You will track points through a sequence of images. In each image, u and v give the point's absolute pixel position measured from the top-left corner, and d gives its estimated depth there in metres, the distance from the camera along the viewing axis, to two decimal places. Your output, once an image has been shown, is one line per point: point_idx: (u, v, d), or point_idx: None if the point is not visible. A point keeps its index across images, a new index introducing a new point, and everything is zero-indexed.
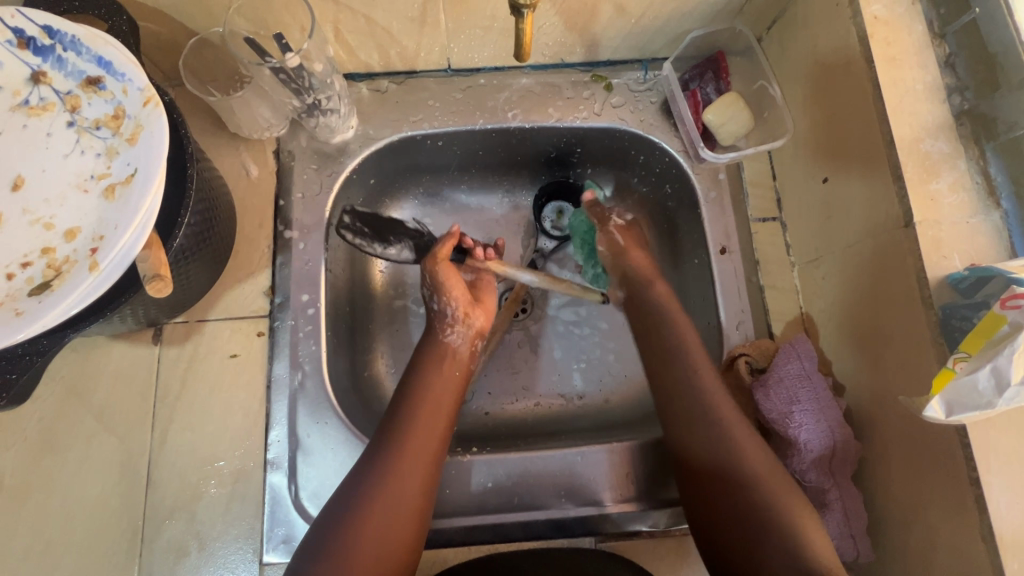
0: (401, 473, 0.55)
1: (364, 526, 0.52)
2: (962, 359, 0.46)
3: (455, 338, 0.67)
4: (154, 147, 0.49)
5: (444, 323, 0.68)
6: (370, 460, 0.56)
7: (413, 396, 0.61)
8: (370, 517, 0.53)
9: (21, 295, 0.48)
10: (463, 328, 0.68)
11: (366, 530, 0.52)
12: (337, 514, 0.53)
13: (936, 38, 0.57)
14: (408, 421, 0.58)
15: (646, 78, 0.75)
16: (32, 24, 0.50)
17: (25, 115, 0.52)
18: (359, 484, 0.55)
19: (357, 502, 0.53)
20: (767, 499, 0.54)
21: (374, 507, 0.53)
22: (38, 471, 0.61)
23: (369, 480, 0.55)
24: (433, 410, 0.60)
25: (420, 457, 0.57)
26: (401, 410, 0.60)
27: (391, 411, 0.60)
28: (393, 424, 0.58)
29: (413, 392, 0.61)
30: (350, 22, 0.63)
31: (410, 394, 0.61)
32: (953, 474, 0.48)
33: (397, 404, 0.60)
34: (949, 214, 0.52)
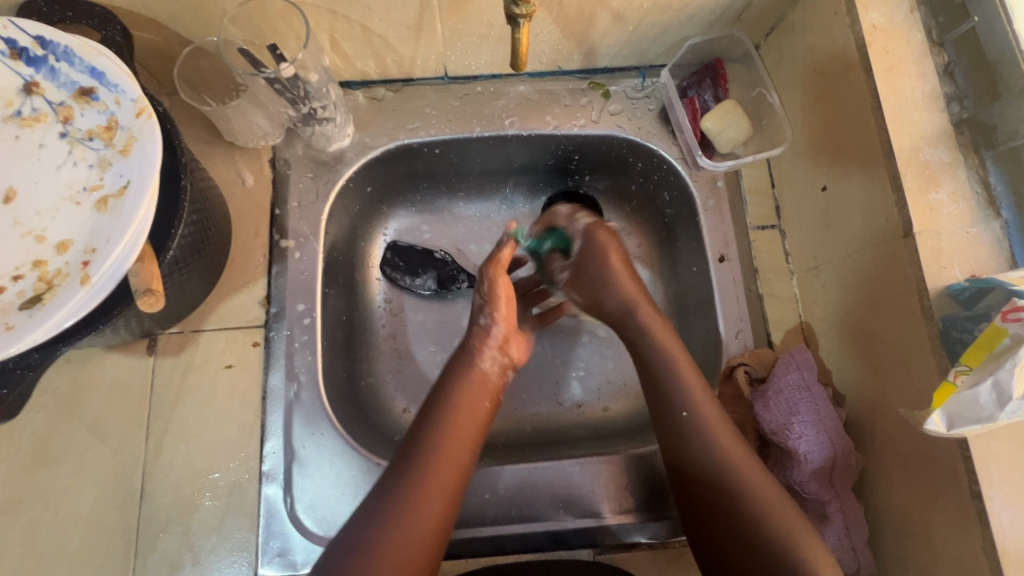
0: (422, 507, 0.50)
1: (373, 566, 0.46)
2: (963, 372, 0.46)
3: (489, 364, 0.61)
4: (147, 159, 0.49)
5: (484, 345, 0.62)
6: (386, 490, 0.51)
7: (438, 423, 0.55)
8: (382, 555, 0.47)
9: (12, 309, 0.47)
10: (500, 353, 0.62)
11: (373, 574, 0.46)
12: (344, 551, 0.47)
13: (935, 46, 0.57)
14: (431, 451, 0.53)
15: (644, 86, 0.75)
16: (24, 35, 0.49)
17: (17, 126, 0.52)
18: (373, 520, 0.49)
19: (369, 540, 0.48)
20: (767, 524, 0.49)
21: (386, 547, 0.47)
22: (31, 483, 0.61)
23: (384, 515, 0.49)
24: (460, 438, 0.55)
25: (442, 493, 0.51)
26: (423, 436, 0.54)
27: (413, 437, 0.55)
28: (414, 453, 0.53)
29: (440, 406, 0.56)
30: (345, 31, 0.62)
31: (434, 421, 0.55)
32: (955, 487, 0.48)
33: (419, 429, 0.55)
34: (949, 224, 0.51)
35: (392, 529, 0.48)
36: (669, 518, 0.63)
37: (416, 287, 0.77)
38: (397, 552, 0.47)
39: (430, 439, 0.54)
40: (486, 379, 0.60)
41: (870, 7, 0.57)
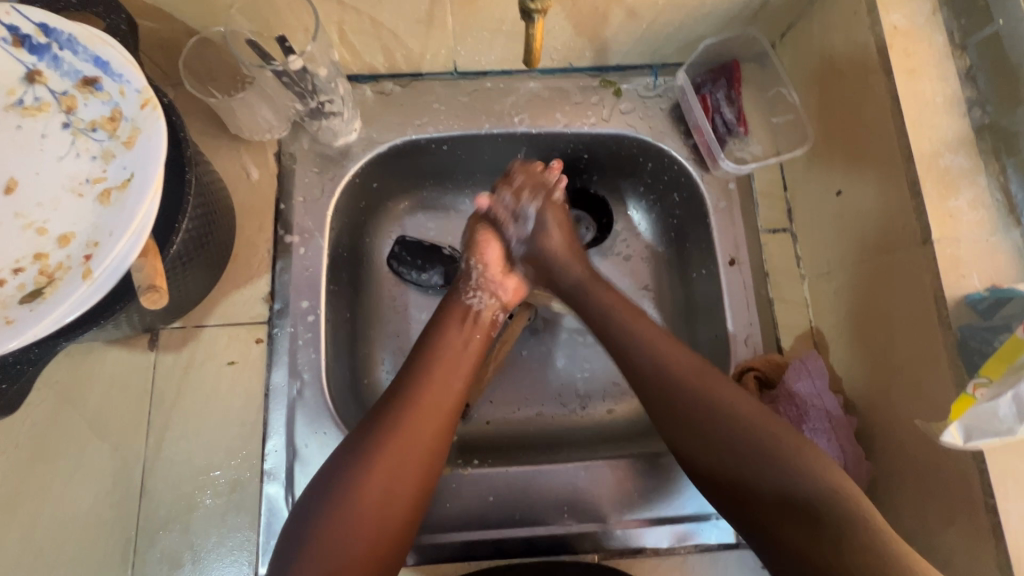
0: (420, 419, 0.53)
1: (367, 475, 0.50)
2: (983, 385, 0.44)
3: (478, 302, 0.65)
4: (152, 151, 0.48)
5: (470, 285, 0.66)
6: (376, 415, 0.53)
7: (428, 352, 0.58)
8: (374, 469, 0.50)
9: (12, 302, 0.46)
10: (485, 295, 0.66)
11: (365, 486, 0.49)
12: (336, 469, 0.51)
13: (957, 50, 0.56)
14: (421, 377, 0.56)
15: (656, 85, 0.74)
16: (27, 22, 0.48)
17: (20, 115, 0.51)
18: (370, 435, 0.52)
19: (363, 455, 0.50)
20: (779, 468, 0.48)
21: (379, 462, 0.50)
22: (31, 477, 0.60)
23: (373, 435, 0.52)
24: (450, 366, 0.58)
25: (431, 414, 0.54)
26: (415, 366, 0.57)
27: (405, 367, 0.58)
28: (404, 382, 0.56)
29: (433, 340, 0.60)
30: (354, 23, 0.61)
31: (426, 351, 0.59)
32: (969, 500, 0.47)
33: (410, 359, 0.58)
34: (969, 231, 0.50)
35: (384, 445, 0.51)
36: (675, 523, 0.62)
37: (422, 283, 0.76)
38: (389, 468, 0.50)
39: (421, 367, 0.57)
40: (474, 315, 0.64)
41: (891, 8, 0.56)
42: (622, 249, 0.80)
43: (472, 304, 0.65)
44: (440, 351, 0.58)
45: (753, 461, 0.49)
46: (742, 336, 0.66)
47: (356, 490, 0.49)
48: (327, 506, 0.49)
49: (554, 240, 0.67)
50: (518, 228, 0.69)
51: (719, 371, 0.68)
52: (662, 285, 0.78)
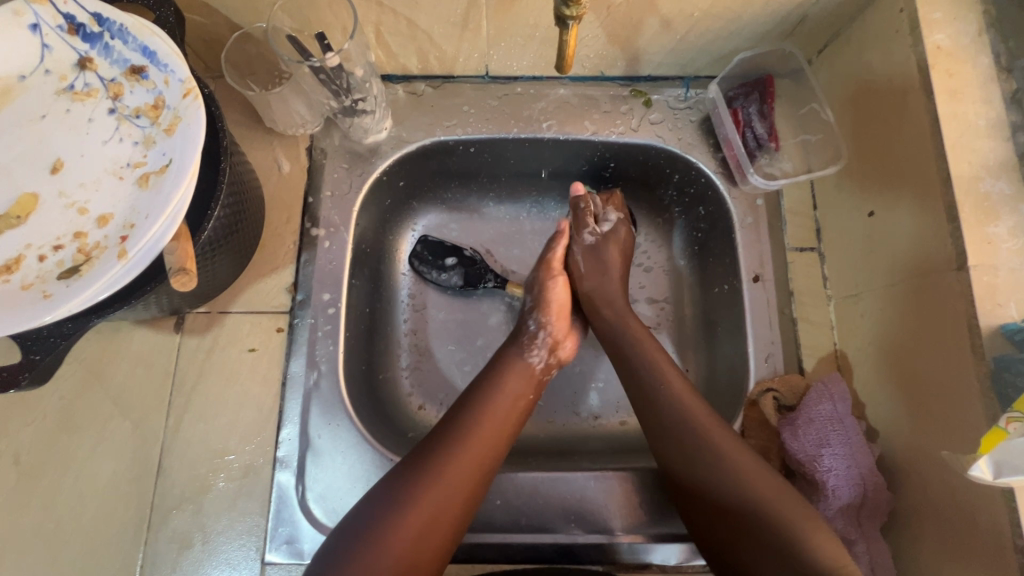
0: (467, 465, 0.54)
1: (403, 529, 0.49)
2: (1016, 420, 0.42)
3: (537, 359, 0.64)
4: (190, 138, 0.49)
5: (533, 343, 0.65)
6: (417, 460, 0.54)
7: (481, 399, 0.59)
8: (408, 521, 0.50)
9: (51, 278, 0.48)
10: (547, 354, 0.65)
11: (400, 530, 0.49)
12: (373, 514, 0.50)
13: (1003, 72, 0.54)
14: (467, 434, 0.56)
15: (687, 97, 0.73)
16: (83, 12, 0.51)
17: (69, 100, 0.53)
18: (418, 471, 0.53)
19: (400, 503, 0.51)
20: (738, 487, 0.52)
21: (419, 507, 0.51)
22: (54, 448, 0.62)
23: (414, 484, 0.52)
24: (495, 425, 0.58)
25: (471, 469, 0.54)
26: (462, 418, 0.57)
27: (449, 417, 0.58)
28: (448, 433, 0.56)
29: (487, 392, 0.60)
30: (391, 23, 0.62)
31: (471, 405, 0.59)
32: (995, 539, 0.45)
33: (459, 410, 0.58)
34: (1008, 259, 0.49)
35: (422, 497, 0.51)
36: (684, 540, 0.61)
37: (442, 282, 0.77)
38: (434, 505, 0.51)
39: (466, 422, 0.57)
40: (530, 373, 0.63)
41: (935, 27, 0.55)
42: (642, 261, 0.79)
43: (533, 362, 0.64)
44: (486, 406, 0.59)
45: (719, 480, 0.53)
46: (762, 355, 0.65)
47: (400, 517, 0.50)
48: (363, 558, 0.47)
49: (616, 253, 0.71)
50: (597, 226, 0.72)
51: (736, 389, 0.66)
52: (682, 299, 0.77)
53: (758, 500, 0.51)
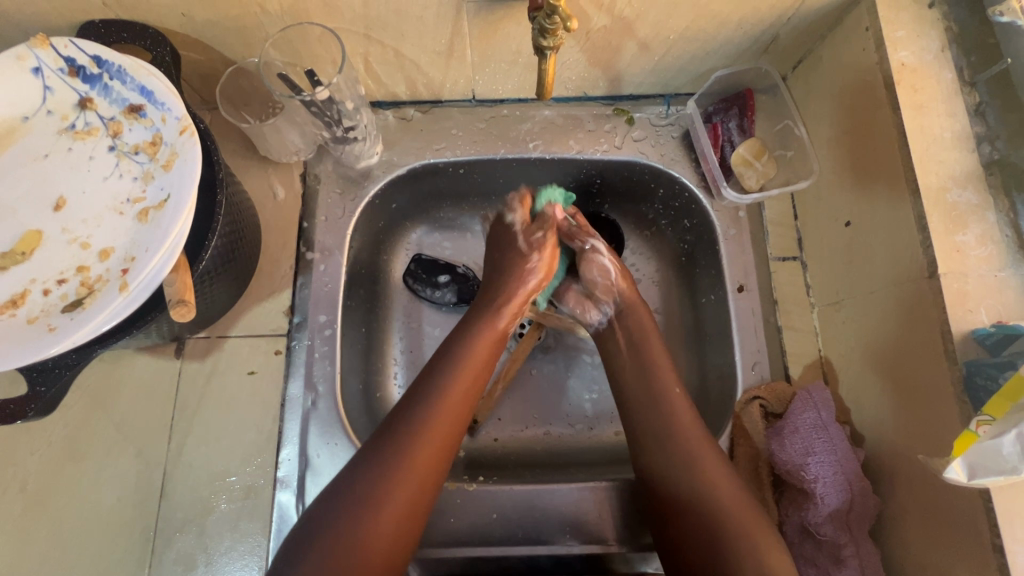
0: (426, 450, 0.54)
1: (380, 509, 0.51)
2: (986, 423, 0.44)
3: (503, 320, 0.66)
4: (187, 174, 0.51)
5: (511, 301, 0.67)
6: (375, 451, 0.54)
7: (431, 382, 0.59)
8: (370, 520, 0.50)
9: (55, 311, 0.50)
10: (513, 311, 0.67)
11: (367, 531, 0.50)
12: (334, 515, 0.50)
13: (966, 86, 0.56)
14: (420, 409, 0.56)
15: (668, 113, 0.76)
16: (83, 55, 0.53)
17: (71, 139, 0.56)
18: (376, 465, 0.53)
19: (360, 501, 0.51)
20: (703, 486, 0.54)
21: (381, 501, 0.51)
22: (60, 475, 0.64)
23: (370, 479, 0.52)
24: (452, 404, 0.58)
25: (432, 449, 0.55)
26: (415, 405, 0.57)
27: (402, 404, 0.58)
28: (400, 419, 0.56)
29: (442, 375, 0.60)
30: (379, 54, 0.65)
31: (424, 389, 0.58)
32: (975, 539, 0.46)
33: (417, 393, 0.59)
34: (976, 265, 0.51)
35: (385, 489, 0.51)
36: None
37: (436, 299, 0.78)
38: (397, 494, 0.52)
39: (420, 404, 0.57)
40: (485, 341, 0.64)
41: (900, 45, 0.57)
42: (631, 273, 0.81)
43: (499, 323, 0.66)
44: (442, 380, 0.59)
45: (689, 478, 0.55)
46: (749, 363, 0.66)
47: (361, 519, 0.50)
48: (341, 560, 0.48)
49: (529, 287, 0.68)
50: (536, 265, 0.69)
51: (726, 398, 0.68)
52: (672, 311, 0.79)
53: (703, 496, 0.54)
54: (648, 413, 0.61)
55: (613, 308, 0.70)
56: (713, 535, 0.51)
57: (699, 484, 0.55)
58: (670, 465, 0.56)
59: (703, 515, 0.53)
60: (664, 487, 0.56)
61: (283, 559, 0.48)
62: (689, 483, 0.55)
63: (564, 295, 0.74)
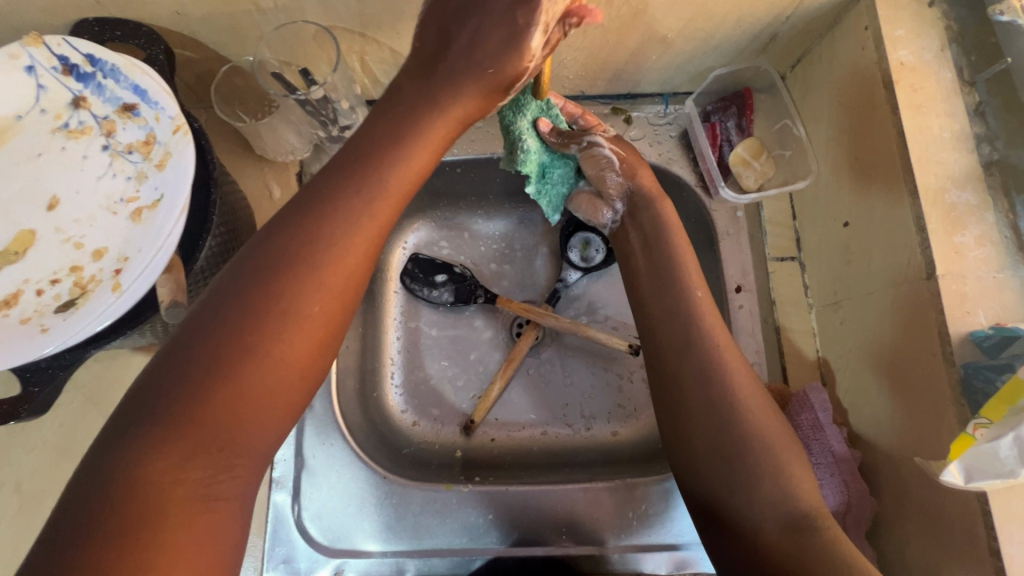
0: (295, 320, 0.40)
1: (273, 353, 0.39)
2: (983, 425, 0.44)
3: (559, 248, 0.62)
4: (181, 173, 0.51)
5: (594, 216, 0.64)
6: (218, 316, 0.39)
7: (309, 223, 0.42)
8: (223, 381, 0.38)
9: (48, 311, 0.50)
10: None
11: (232, 376, 0.38)
12: (181, 364, 0.38)
13: (965, 86, 0.56)
14: (357, 181, 0.44)
15: (666, 112, 0.75)
16: (76, 53, 0.53)
17: (64, 138, 0.55)
18: (231, 321, 0.39)
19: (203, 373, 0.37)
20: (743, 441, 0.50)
21: (236, 369, 0.38)
22: (55, 475, 0.63)
23: (217, 347, 0.38)
24: (337, 272, 0.42)
25: (306, 326, 0.40)
26: (276, 268, 0.40)
27: (254, 264, 0.41)
28: (256, 281, 0.40)
29: (322, 220, 0.43)
30: (375, 53, 0.64)
31: (292, 243, 0.41)
32: (971, 542, 0.46)
33: (311, 189, 0.44)
34: (974, 267, 0.50)
35: (238, 356, 0.38)
36: (674, 549, 0.62)
37: (433, 299, 0.78)
38: (257, 371, 0.38)
39: (284, 261, 0.41)
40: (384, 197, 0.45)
41: (899, 44, 0.57)
42: None
43: None
44: (327, 209, 0.43)
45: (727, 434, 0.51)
46: None
47: (217, 377, 0.37)
48: (202, 424, 0.37)
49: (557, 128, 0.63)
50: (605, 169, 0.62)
51: None
52: None
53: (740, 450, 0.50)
54: (678, 334, 0.55)
55: (625, 201, 0.62)
56: (737, 460, 0.49)
57: (737, 443, 0.50)
58: (698, 417, 0.52)
59: (734, 440, 0.50)
60: (690, 411, 0.52)
61: (128, 407, 0.37)
62: (731, 443, 0.51)
63: (576, 199, 0.65)
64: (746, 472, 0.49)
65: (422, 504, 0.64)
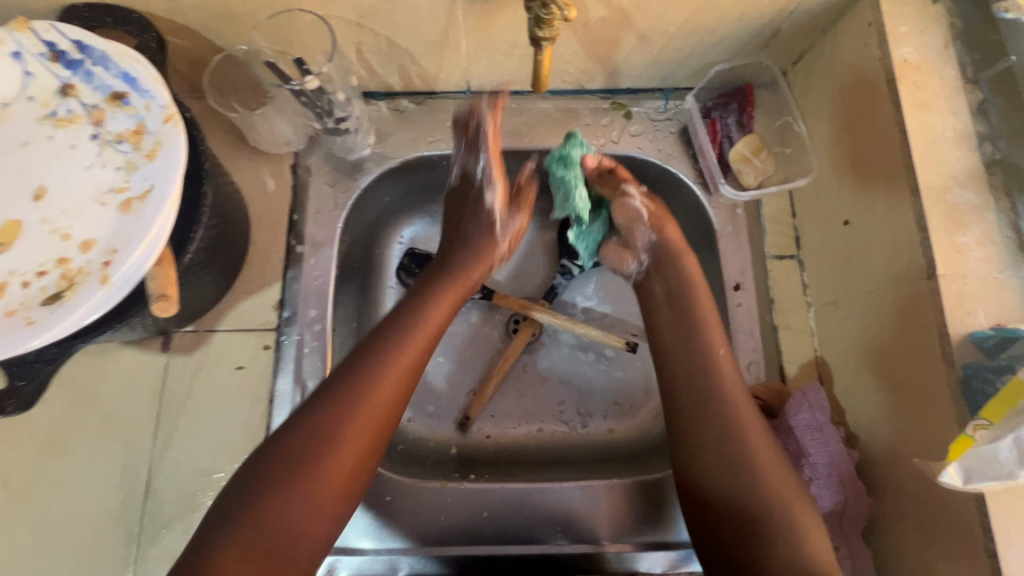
0: (369, 407, 0.53)
1: (341, 438, 0.51)
2: (982, 427, 0.44)
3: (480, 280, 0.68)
4: (172, 164, 0.50)
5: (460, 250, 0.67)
6: (309, 415, 0.52)
7: (389, 336, 0.57)
8: (310, 461, 0.49)
9: (35, 304, 0.49)
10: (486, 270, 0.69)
11: (310, 467, 0.49)
12: (275, 457, 0.50)
13: (969, 84, 0.55)
14: (373, 372, 0.54)
15: (666, 108, 0.74)
16: (64, 39, 0.52)
17: (52, 126, 0.54)
18: (323, 411, 0.52)
19: (293, 468, 0.49)
20: (756, 477, 0.52)
21: (323, 455, 0.50)
22: (43, 470, 0.62)
23: (312, 430, 0.51)
24: (398, 372, 0.55)
25: (374, 416, 0.53)
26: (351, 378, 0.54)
27: (343, 368, 0.55)
28: (336, 395, 0.53)
29: (391, 338, 0.57)
30: (371, 43, 0.63)
31: (374, 349, 0.56)
32: (968, 542, 0.46)
33: (353, 360, 0.55)
34: (976, 267, 0.50)
35: (327, 437, 0.51)
36: (670, 548, 0.62)
37: None
38: (339, 443, 0.51)
39: (358, 378, 0.54)
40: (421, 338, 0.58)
41: (903, 41, 0.56)
42: None
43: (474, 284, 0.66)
44: (389, 353, 0.56)
45: (748, 470, 0.52)
46: (745, 363, 0.66)
47: (303, 468, 0.49)
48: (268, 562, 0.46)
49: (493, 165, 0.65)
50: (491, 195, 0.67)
51: None
52: None
53: (755, 486, 0.51)
54: (685, 385, 0.58)
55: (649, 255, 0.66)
56: (742, 496, 0.51)
57: (750, 473, 0.52)
58: (717, 448, 0.54)
59: (742, 473, 0.52)
60: (700, 444, 0.55)
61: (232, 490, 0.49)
62: (745, 475, 0.52)
63: (605, 248, 0.70)
64: (762, 506, 0.50)
65: (417, 501, 0.63)
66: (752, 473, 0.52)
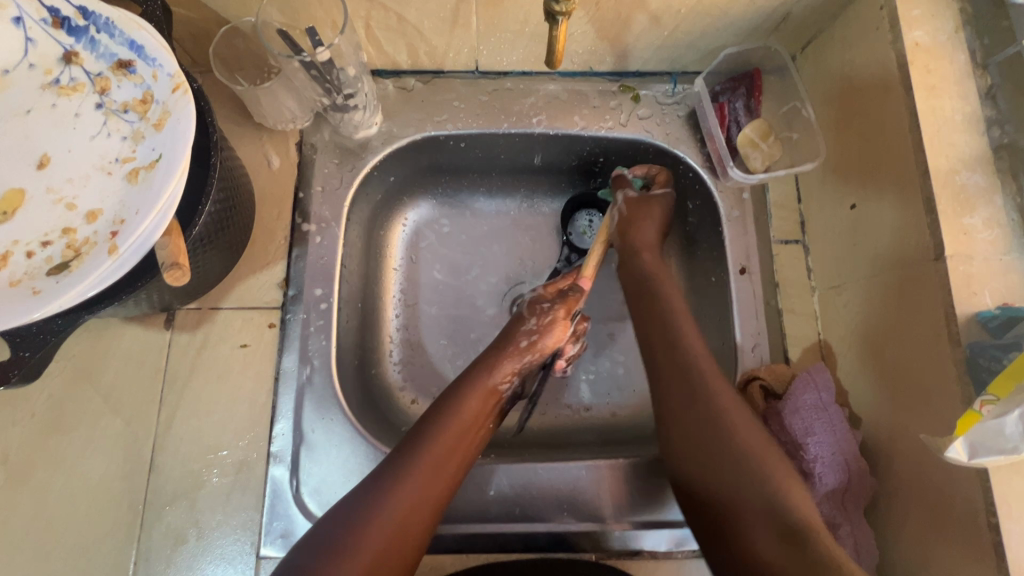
0: (425, 479, 0.52)
1: (390, 508, 0.50)
2: (989, 402, 0.44)
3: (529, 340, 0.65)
4: (181, 133, 0.49)
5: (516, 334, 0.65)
6: (369, 483, 0.51)
7: (444, 408, 0.58)
8: (367, 537, 0.48)
9: (40, 274, 0.48)
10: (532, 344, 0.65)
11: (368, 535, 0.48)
12: (332, 527, 0.48)
13: (978, 69, 0.56)
14: (438, 430, 0.56)
15: (674, 92, 0.74)
16: (68, 5, 0.50)
17: (55, 94, 0.53)
18: (380, 481, 0.51)
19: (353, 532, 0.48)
20: (716, 479, 0.53)
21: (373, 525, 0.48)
22: (44, 446, 0.62)
23: (372, 497, 0.50)
24: (452, 443, 0.55)
25: (428, 485, 0.52)
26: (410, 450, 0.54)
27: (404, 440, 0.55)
28: (391, 466, 0.53)
29: (448, 409, 0.58)
30: (380, 18, 0.62)
31: (431, 420, 0.56)
32: (972, 516, 0.47)
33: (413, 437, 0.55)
34: (983, 249, 0.51)
35: (384, 505, 0.49)
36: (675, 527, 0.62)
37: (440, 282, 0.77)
38: (394, 517, 0.49)
39: (416, 450, 0.54)
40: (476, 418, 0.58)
41: (915, 25, 0.56)
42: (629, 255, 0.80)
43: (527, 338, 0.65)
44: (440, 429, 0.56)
45: (719, 470, 0.53)
46: (749, 345, 0.66)
47: (354, 532, 0.48)
48: None
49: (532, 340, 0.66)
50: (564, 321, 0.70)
51: (724, 379, 0.68)
52: None
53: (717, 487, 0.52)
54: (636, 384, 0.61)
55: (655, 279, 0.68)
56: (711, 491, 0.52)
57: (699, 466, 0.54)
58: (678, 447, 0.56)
59: (702, 468, 0.53)
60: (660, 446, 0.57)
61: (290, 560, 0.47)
62: (695, 469, 0.54)
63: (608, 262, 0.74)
64: (731, 506, 0.51)
65: None
66: (711, 478, 0.53)
